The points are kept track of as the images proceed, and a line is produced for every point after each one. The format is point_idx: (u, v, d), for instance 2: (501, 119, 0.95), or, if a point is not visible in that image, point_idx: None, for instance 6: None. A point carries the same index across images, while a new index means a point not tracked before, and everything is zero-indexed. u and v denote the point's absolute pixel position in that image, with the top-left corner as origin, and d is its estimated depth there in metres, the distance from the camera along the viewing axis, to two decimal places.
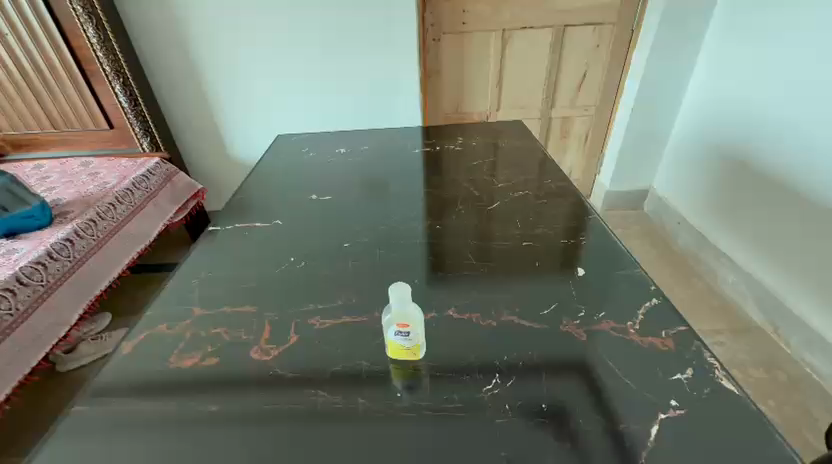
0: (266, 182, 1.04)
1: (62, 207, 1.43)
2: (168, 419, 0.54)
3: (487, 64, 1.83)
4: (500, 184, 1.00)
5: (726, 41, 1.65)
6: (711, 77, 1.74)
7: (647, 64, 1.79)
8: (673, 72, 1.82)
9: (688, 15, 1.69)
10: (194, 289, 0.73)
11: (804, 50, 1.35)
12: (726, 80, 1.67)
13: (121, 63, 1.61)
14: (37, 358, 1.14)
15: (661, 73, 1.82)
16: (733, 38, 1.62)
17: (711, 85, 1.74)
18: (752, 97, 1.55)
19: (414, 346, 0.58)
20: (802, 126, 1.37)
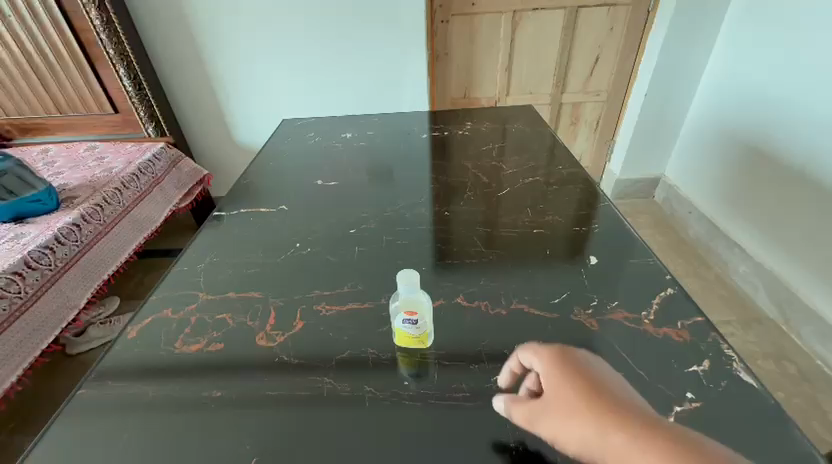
0: (271, 167, 1.02)
1: (69, 191, 1.43)
2: (173, 403, 0.54)
3: (496, 47, 1.78)
4: (510, 170, 0.97)
5: (745, 22, 1.58)
6: (728, 61, 1.67)
7: (663, 48, 1.73)
8: (689, 57, 1.76)
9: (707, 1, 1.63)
10: (200, 274, 0.73)
11: (825, 32, 1.29)
12: (743, 65, 1.60)
13: (124, 46, 1.58)
14: (46, 341, 1.15)
15: (677, 58, 1.76)
16: (753, 20, 1.55)
17: (727, 71, 1.68)
18: (771, 82, 1.49)
19: (423, 334, 0.57)
20: (821, 115, 1.32)
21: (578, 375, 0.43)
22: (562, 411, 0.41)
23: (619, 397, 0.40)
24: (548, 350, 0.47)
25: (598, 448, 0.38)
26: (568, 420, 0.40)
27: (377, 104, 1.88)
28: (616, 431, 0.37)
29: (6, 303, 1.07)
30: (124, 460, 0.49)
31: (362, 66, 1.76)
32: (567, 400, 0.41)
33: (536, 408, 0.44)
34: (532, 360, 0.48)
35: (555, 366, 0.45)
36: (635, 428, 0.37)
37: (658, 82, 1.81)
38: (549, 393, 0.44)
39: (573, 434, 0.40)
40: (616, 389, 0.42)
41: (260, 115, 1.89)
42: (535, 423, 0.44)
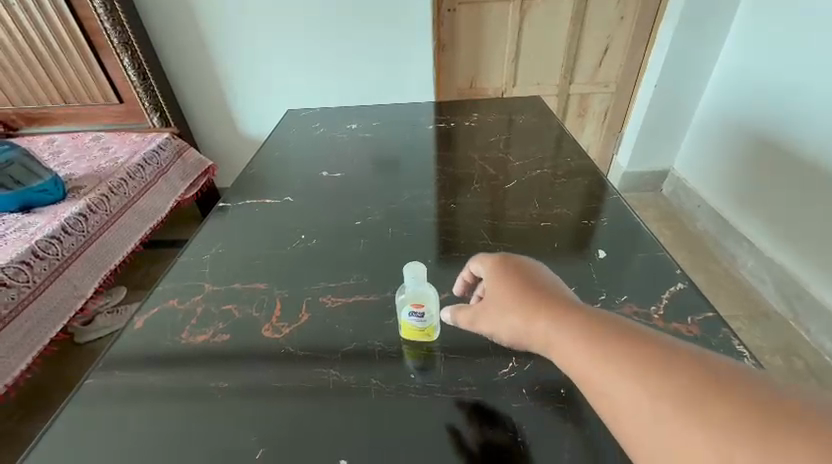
0: (275, 158, 1.02)
1: (75, 181, 1.43)
2: (180, 393, 0.54)
3: (504, 37, 1.75)
4: (517, 162, 0.96)
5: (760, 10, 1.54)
6: (741, 51, 1.63)
7: (674, 38, 1.69)
8: (701, 47, 1.72)
9: None
10: (206, 265, 0.73)
11: None
12: (756, 54, 1.56)
13: (128, 35, 1.57)
14: (55, 330, 1.17)
15: (689, 49, 1.72)
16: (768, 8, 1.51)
17: (740, 60, 1.64)
18: (785, 72, 1.45)
19: (429, 328, 0.56)
20: None
21: (516, 275, 0.47)
22: (501, 304, 0.46)
23: (548, 289, 0.45)
24: (491, 259, 0.51)
25: (526, 332, 0.42)
26: (504, 313, 0.45)
27: (382, 95, 1.85)
28: (542, 318, 0.41)
29: (14, 292, 1.08)
30: (132, 449, 0.49)
31: (368, 56, 1.74)
32: (503, 298, 0.46)
33: (477, 309, 0.49)
34: (479, 269, 0.52)
35: (496, 270, 0.49)
36: (558, 315, 0.41)
37: (668, 72, 1.77)
38: (490, 294, 0.48)
39: (506, 323, 0.45)
40: (550, 284, 0.46)
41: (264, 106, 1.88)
42: (478, 321, 0.49)
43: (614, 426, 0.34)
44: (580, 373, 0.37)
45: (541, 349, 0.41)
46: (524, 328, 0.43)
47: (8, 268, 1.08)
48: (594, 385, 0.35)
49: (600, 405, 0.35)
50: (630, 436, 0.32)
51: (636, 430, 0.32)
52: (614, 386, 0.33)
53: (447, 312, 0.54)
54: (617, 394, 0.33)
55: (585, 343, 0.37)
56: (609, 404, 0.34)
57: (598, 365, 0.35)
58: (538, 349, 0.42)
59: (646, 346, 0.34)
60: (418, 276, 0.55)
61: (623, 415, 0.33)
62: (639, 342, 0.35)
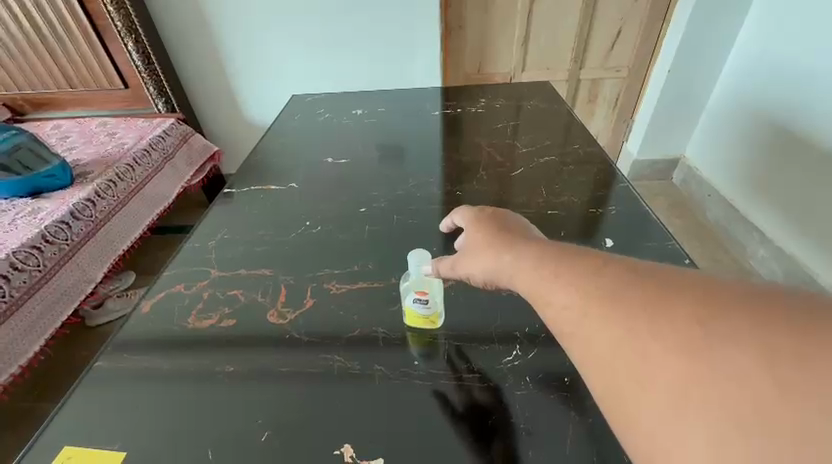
0: (280, 144, 1.01)
1: (83, 167, 1.44)
2: (187, 376, 0.55)
3: (513, 20, 1.70)
4: (525, 149, 0.95)
5: None
6: (761, 35, 1.57)
7: (691, 20, 1.62)
8: (718, 30, 1.66)
9: None
10: (211, 251, 0.73)
11: None
12: (776, 39, 1.51)
13: (132, 18, 1.55)
14: (66, 313, 1.19)
15: (705, 31, 1.65)
16: None
17: (759, 43, 1.58)
18: (808, 56, 1.39)
19: (433, 315, 0.56)
20: None
21: (495, 222, 0.49)
22: (479, 245, 0.46)
23: (522, 232, 0.46)
24: (472, 209, 0.53)
25: (493, 267, 0.43)
26: (476, 252, 0.46)
27: (388, 80, 1.82)
28: (507, 251, 0.42)
29: (26, 277, 1.10)
30: (141, 430, 0.50)
31: (373, 40, 1.71)
32: (475, 239, 0.47)
33: (457, 254, 0.49)
34: (459, 220, 0.54)
35: (477, 219, 0.50)
36: (521, 247, 0.42)
37: (683, 57, 1.72)
38: (465, 239, 0.50)
39: (477, 261, 0.46)
40: (521, 227, 0.48)
41: (269, 90, 1.86)
42: (459, 265, 0.49)
43: (560, 332, 0.34)
44: (534, 291, 0.37)
45: (504, 280, 0.42)
46: (490, 262, 0.44)
47: (19, 253, 1.10)
48: (545, 297, 0.36)
49: (548, 316, 0.36)
50: (573, 338, 0.33)
51: (577, 330, 0.32)
52: (562, 294, 0.34)
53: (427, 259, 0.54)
54: (563, 301, 0.34)
55: (542, 265, 0.38)
56: (556, 314, 0.34)
57: (549, 279, 0.36)
58: (503, 281, 0.43)
59: (591, 259, 0.35)
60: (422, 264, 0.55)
61: (568, 321, 0.33)
62: (586, 258, 0.36)
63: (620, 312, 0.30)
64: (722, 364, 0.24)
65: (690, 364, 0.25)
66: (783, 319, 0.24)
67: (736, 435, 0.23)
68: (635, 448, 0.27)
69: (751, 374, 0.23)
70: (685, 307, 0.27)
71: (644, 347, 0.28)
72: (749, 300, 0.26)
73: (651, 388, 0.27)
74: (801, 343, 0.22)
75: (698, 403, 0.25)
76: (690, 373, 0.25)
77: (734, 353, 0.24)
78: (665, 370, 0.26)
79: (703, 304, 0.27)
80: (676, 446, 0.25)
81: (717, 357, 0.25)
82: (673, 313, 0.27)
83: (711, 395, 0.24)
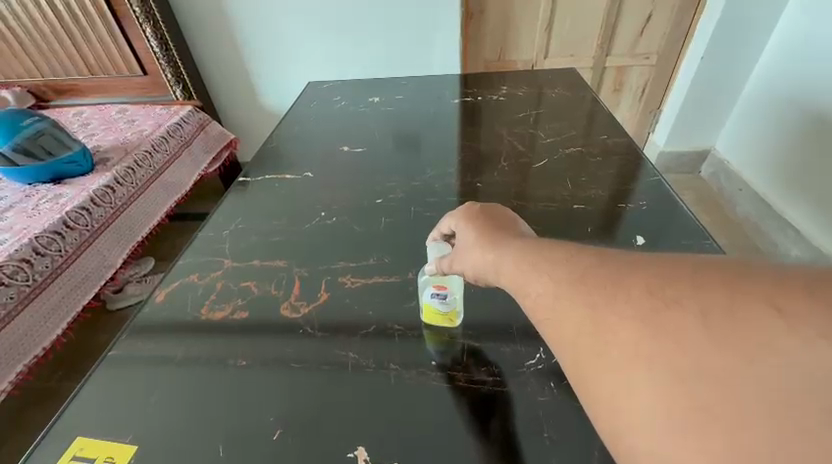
0: (296, 132, 0.99)
1: (103, 154, 1.46)
2: (200, 366, 0.54)
3: (537, 4, 1.63)
4: (548, 139, 0.90)
5: None
6: (806, 19, 1.46)
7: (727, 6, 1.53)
8: (759, 12, 1.55)
9: None
10: (225, 241, 0.72)
11: None
12: (824, 22, 1.40)
13: (150, 4, 1.54)
14: (87, 298, 1.21)
15: (745, 13, 1.55)
16: None
17: (802, 28, 1.48)
18: None
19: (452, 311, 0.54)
20: None
21: (477, 217, 0.47)
22: (467, 244, 0.45)
23: (503, 224, 0.46)
24: (464, 206, 0.51)
25: (480, 263, 0.43)
26: (467, 253, 0.45)
27: (406, 67, 1.78)
28: (490, 247, 0.42)
29: (48, 261, 1.13)
30: (151, 421, 0.49)
31: (390, 24, 1.66)
32: (464, 238, 0.46)
33: (451, 254, 0.48)
34: (449, 224, 0.51)
35: (462, 216, 0.49)
36: (504, 241, 0.42)
37: (718, 43, 1.62)
38: (457, 238, 0.48)
39: (471, 262, 0.44)
40: (510, 222, 0.46)
41: (284, 77, 1.83)
42: (454, 264, 0.48)
43: (535, 318, 0.35)
44: (514, 280, 0.38)
45: (489, 277, 0.42)
46: (479, 258, 0.43)
47: (42, 237, 1.13)
48: (522, 288, 0.36)
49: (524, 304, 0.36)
50: (548, 324, 0.33)
51: (548, 315, 0.33)
52: (539, 283, 0.35)
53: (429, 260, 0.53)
54: (537, 289, 0.35)
55: (520, 255, 0.38)
56: (534, 304, 0.35)
57: (525, 269, 0.37)
58: (489, 279, 0.43)
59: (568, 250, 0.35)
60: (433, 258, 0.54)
61: (542, 307, 0.34)
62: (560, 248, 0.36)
63: (587, 295, 0.31)
64: (670, 332, 0.25)
65: (641, 334, 0.27)
66: (722, 285, 0.25)
67: (684, 397, 0.24)
68: (603, 423, 0.28)
69: (695, 337, 0.24)
70: (642, 283, 0.28)
71: (604, 324, 0.29)
72: (711, 272, 0.26)
73: (608, 360, 0.28)
74: (736, 305, 0.24)
75: (647, 373, 0.26)
76: (642, 343, 0.26)
77: (686, 321, 0.25)
78: (622, 344, 0.27)
79: (654, 276, 0.28)
80: (637, 415, 0.26)
81: (664, 324, 0.26)
82: (632, 290, 0.28)
83: (661, 361, 0.25)
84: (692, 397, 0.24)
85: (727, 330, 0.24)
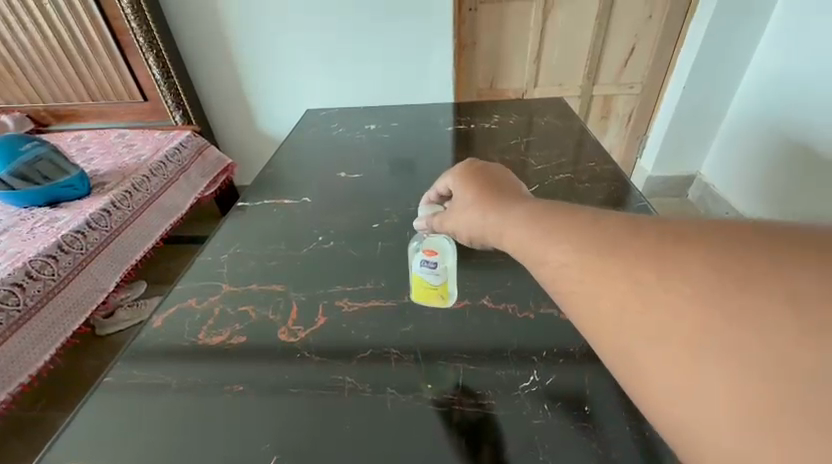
0: (294, 158, 1.02)
1: (100, 178, 1.47)
2: (194, 392, 0.54)
3: (526, 37, 1.72)
4: (538, 166, 0.94)
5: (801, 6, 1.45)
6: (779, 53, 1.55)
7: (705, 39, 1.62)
8: (733, 47, 1.65)
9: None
10: (223, 265, 0.72)
11: None
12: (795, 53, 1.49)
13: (153, 34, 1.60)
14: (78, 323, 1.19)
15: (722, 46, 1.64)
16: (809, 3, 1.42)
17: (776, 60, 1.56)
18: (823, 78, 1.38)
19: (442, 285, 0.60)
20: None
21: (476, 175, 0.50)
22: (463, 199, 0.49)
23: (500, 181, 0.49)
24: (460, 164, 0.54)
25: (494, 227, 0.42)
26: (479, 217, 0.44)
27: (402, 94, 1.84)
28: (499, 210, 0.42)
29: (40, 285, 1.12)
30: (143, 450, 0.49)
31: (388, 53, 1.73)
32: (461, 196, 0.49)
33: (447, 211, 0.52)
34: (445, 180, 0.55)
35: (461, 173, 0.52)
36: (502, 199, 0.43)
37: (700, 73, 1.70)
38: (454, 197, 0.52)
39: (485, 227, 0.44)
40: (504, 179, 0.50)
41: (282, 103, 1.88)
42: (449, 219, 0.52)
43: (558, 294, 0.32)
44: (525, 251, 0.36)
45: (497, 239, 0.41)
46: (495, 219, 0.42)
47: (35, 261, 1.12)
48: (536, 264, 0.34)
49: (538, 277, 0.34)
50: (575, 297, 0.30)
51: (574, 287, 0.30)
52: (558, 250, 0.32)
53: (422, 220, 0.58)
54: (553, 259, 0.32)
55: (533, 216, 0.37)
56: (552, 276, 0.32)
57: (539, 236, 0.34)
58: (496, 235, 0.41)
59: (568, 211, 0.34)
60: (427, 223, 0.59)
61: (563, 276, 0.31)
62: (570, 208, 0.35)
63: (615, 266, 0.27)
64: (741, 314, 0.22)
65: (699, 314, 0.23)
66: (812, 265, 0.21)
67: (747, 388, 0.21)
68: (650, 408, 0.25)
69: (772, 323, 0.21)
70: (696, 260, 0.24)
71: (651, 301, 0.25)
72: (748, 237, 0.23)
73: (653, 341, 0.25)
74: None
75: (703, 357, 0.23)
76: (713, 330, 0.23)
77: (767, 304, 0.21)
78: (682, 330, 0.24)
79: (693, 245, 0.25)
80: (690, 404, 0.23)
81: (735, 309, 0.22)
82: (664, 258, 0.25)
83: (736, 352, 0.22)
84: (763, 390, 0.21)
85: (828, 321, 0.19)
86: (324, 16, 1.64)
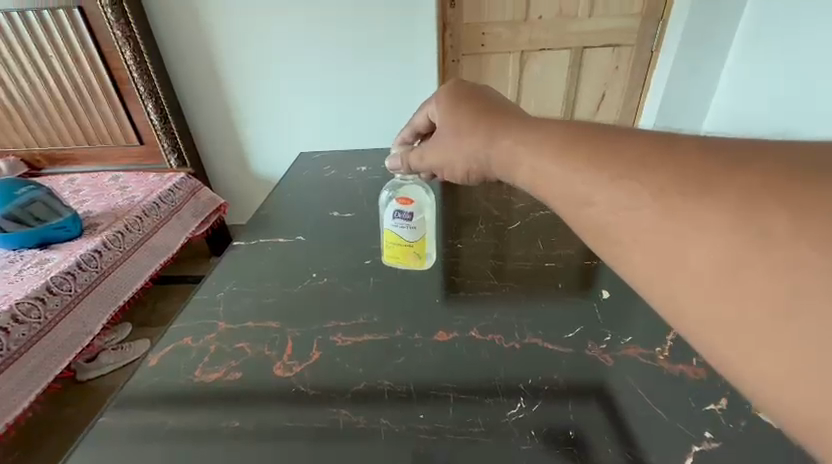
0: (288, 199, 1.06)
1: (93, 219, 1.49)
2: (189, 432, 0.54)
3: (506, 85, 1.86)
4: (520, 204, 0.99)
5: (749, 55, 1.65)
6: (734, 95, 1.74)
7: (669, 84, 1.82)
8: (692, 91, 1.83)
9: (707, 49, 1.73)
10: (219, 303, 0.74)
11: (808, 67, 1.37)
12: (749, 95, 1.66)
13: (154, 83, 1.69)
14: (60, 367, 1.17)
15: (683, 90, 1.83)
16: (756, 51, 1.62)
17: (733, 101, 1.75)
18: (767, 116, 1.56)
19: (416, 242, 0.78)
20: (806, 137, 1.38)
21: (466, 96, 0.50)
22: (456, 121, 0.49)
23: (492, 100, 0.49)
24: (446, 88, 0.54)
25: (506, 160, 0.40)
26: (488, 148, 0.43)
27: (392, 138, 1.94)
28: (512, 134, 0.40)
29: (26, 329, 1.11)
30: None
31: (380, 100, 1.84)
32: (454, 118, 0.49)
33: (439, 139, 0.53)
34: (434, 108, 0.55)
35: (450, 95, 0.52)
36: (499, 127, 0.43)
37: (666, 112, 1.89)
38: (444, 121, 0.51)
39: (497, 157, 0.42)
40: (494, 98, 0.49)
41: (276, 147, 1.96)
42: (443, 143, 0.52)
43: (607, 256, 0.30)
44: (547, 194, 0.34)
45: (510, 164, 0.39)
46: (508, 146, 0.40)
47: (22, 304, 1.11)
48: (574, 212, 0.32)
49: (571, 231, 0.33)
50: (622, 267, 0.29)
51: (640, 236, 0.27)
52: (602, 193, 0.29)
53: (397, 158, 0.67)
54: (599, 200, 0.30)
55: None
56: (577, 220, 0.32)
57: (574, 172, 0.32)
58: (509, 168, 0.40)
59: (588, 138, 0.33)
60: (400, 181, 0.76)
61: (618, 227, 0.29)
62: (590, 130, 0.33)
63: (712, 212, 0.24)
64: None
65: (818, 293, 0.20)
66: None
67: None
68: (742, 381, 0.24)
69: None
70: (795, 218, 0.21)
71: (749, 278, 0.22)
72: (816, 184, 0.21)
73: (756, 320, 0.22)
74: None
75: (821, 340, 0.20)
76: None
77: None
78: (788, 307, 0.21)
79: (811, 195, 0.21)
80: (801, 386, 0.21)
81: None
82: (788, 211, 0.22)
83: None
84: None
85: None
86: (324, 65, 1.76)
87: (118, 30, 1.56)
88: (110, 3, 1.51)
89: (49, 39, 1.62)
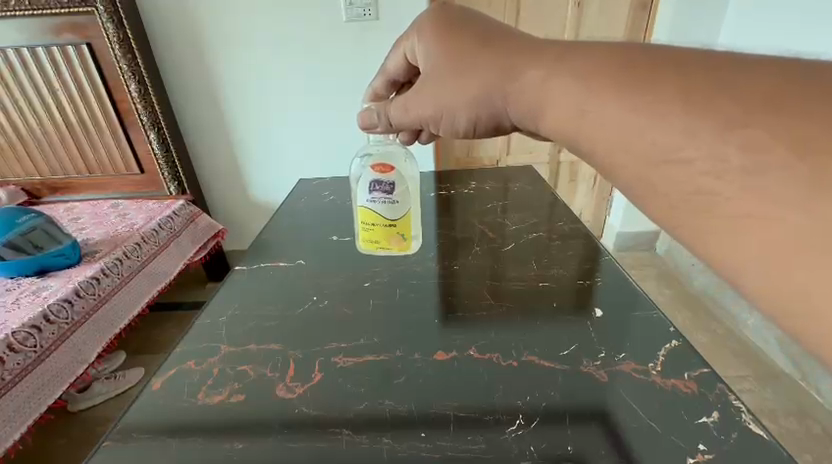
0: (287, 224, 1.08)
1: (91, 246, 1.49)
2: (191, 458, 0.54)
3: None
4: (514, 226, 1.03)
5: None
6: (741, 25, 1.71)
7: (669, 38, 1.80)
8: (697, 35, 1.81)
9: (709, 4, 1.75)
10: (222, 327, 0.75)
11: None
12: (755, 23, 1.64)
13: (156, 114, 1.74)
14: (52, 398, 1.14)
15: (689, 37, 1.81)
16: None
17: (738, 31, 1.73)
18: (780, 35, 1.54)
19: (401, 223, 0.87)
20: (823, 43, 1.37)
21: (453, 28, 0.50)
22: (449, 74, 0.49)
23: (485, 30, 0.48)
24: (425, 17, 0.53)
25: (537, 95, 0.41)
26: (507, 83, 0.43)
27: None
28: (538, 63, 0.41)
29: (21, 358, 1.09)
30: None
31: None
32: (442, 57, 0.50)
33: (421, 81, 0.54)
34: (416, 41, 0.54)
35: (438, 28, 0.51)
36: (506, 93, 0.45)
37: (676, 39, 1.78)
38: (431, 55, 0.51)
39: (522, 92, 0.42)
40: (488, 23, 0.49)
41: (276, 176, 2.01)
42: (425, 85, 0.53)
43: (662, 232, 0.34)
44: None
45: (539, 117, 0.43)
46: (540, 80, 0.40)
47: (19, 333, 1.10)
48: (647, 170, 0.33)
49: (623, 186, 0.36)
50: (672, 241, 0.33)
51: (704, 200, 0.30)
52: (657, 132, 0.31)
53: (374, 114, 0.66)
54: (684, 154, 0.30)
55: None
56: (652, 183, 0.34)
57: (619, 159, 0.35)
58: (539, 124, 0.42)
59: (625, 96, 0.33)
60: (374, 156, 0.87)
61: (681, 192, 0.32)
62: (613, 92, 0.34)
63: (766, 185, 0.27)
64: None
65: None
66: None
67: None
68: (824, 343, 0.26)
69: None
70: None
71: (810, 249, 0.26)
72: None
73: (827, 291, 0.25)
74: None
75: None
76: None
77: None
78: None
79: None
80: None
81: None
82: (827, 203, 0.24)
83: None
84: None
85: None
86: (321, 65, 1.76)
87: (124, 64, 1.62)
88: (118, 40, 1.59)
89: (56, 74, 1.69)
